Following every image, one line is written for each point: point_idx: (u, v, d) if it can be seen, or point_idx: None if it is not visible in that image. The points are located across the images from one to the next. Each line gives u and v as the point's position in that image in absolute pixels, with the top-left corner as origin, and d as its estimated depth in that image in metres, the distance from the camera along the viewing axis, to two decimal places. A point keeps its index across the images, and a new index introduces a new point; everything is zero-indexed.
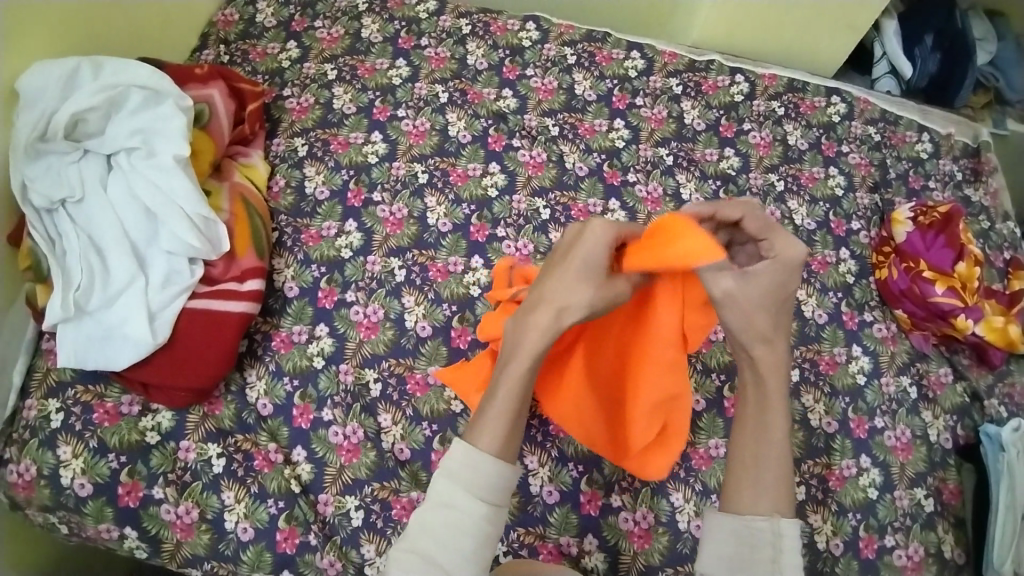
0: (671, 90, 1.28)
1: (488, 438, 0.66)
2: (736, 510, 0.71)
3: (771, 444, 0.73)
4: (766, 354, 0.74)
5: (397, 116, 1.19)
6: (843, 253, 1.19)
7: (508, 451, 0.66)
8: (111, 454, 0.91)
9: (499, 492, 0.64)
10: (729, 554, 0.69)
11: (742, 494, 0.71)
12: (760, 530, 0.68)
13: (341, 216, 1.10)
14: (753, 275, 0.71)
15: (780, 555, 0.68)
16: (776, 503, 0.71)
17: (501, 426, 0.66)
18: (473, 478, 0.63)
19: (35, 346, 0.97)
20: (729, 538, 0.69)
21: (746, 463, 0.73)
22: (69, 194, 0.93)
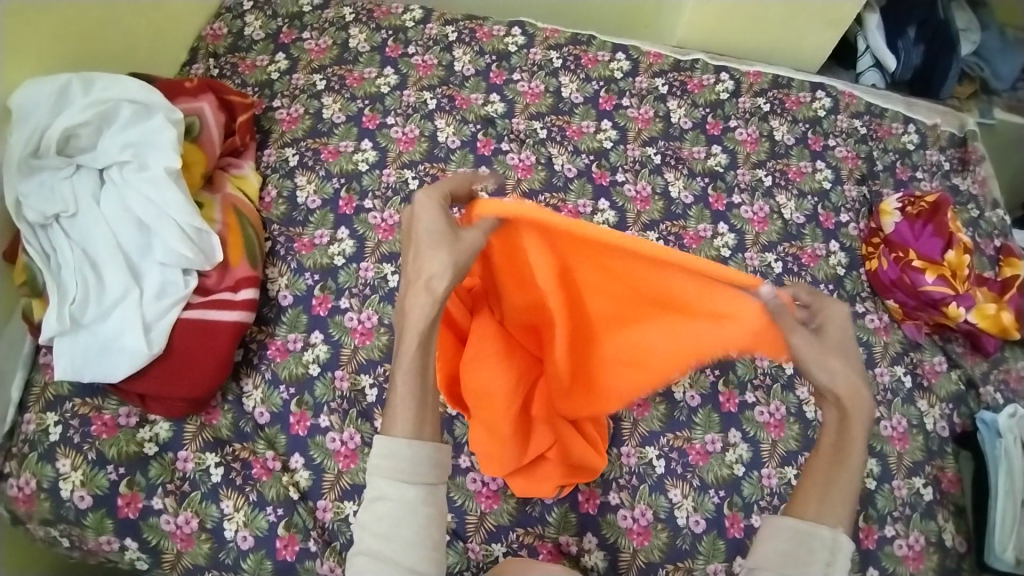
0: (658, 90, 1.29)
1: (401, 424, 0.63)
2: (799, 515, 0.64)
3: (848, 476, 0.64)
4: (852, 398, 0.64)
5: (386, 123, 1.20)
6: (833, 245, 1.20)
7: (426, 430, 0.64)
8: (110, 466, 0.91)
9: (430, 470, 0.62)
10: (784, 557, 0.62)
11: (806, 504, 0.65)
12: (821, 537, 0.63)
13: (333, 224, 1.11)
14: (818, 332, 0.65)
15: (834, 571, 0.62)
16: (840, 519, 0.64)
17: (410, 409, 0.63)
18: (396, 466, 0.61)
19: (32, 359, 0.97)
20: (788, 539, 0.63)
21: (820, 475, 0.65)
22: (62, 208, 0.94)
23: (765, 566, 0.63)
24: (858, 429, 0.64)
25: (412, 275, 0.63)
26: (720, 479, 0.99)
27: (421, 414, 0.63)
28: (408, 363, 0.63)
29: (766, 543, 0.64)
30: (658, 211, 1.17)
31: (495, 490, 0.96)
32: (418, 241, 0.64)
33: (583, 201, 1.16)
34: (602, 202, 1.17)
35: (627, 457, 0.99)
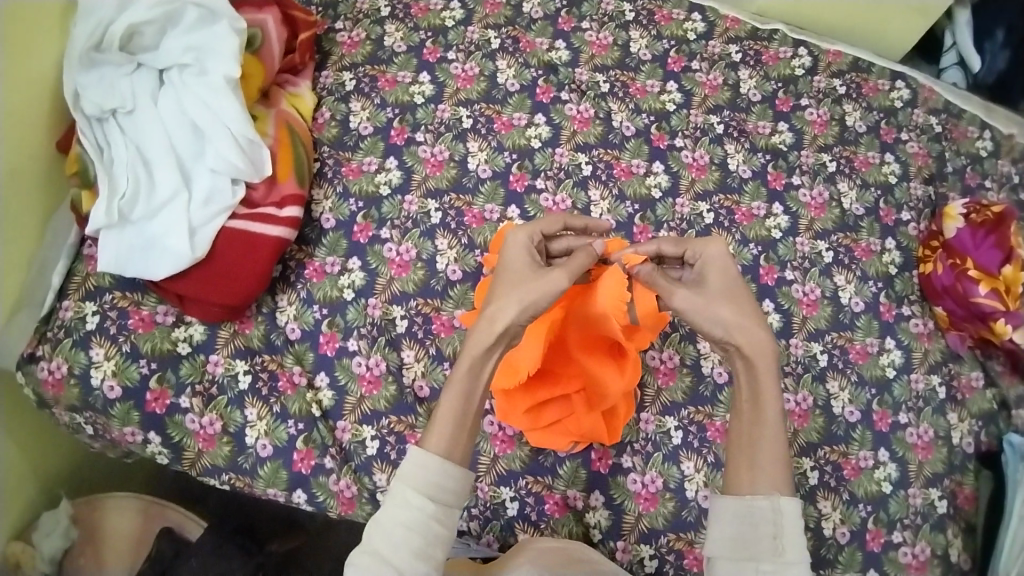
0: (730, 57, 1.23)
1: (436, 440, 0.70)
2: (736, 491, 0.71)
3: (768, 435, 0.73)
4: (746, 341, 0.75)
5: (446, 58, 1.17)
6: (888, 242, 1.16)
7: (457, 452, 0.70)
8: (142, 360, 0.93)
9: (451, 495, 0.67)
10: (733, 541, 0.68)
11: (742, 479, 0.72)
12: (761, 509, 0.69)
13: (383, 153, 1.10)
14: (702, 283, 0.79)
15: (784, 539, 0.68)
16: (776, 482, 0.71)
17: (446, 428, 0.70)
18: (421, 480, 0.66)
19: (75, 250, 0.99)
20: (733, 522, 0.69)
21: (743, 446, 0.74)
22: (119, 104, 0.94)
23: (721, 553, 0.69)
24: (767, 379, 0.74)
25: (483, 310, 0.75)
26: None
27: (455, 438, 0.70)
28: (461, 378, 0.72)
29: (715, 529, 0.70)
30: (713, 181, 1.14)
31: (510, 436, 0.97)
32: (504, 271, 0.78)
33: (637, 161, 1.13)
34: (656, 165, 1.13)
35: (645, 423, 0.99)
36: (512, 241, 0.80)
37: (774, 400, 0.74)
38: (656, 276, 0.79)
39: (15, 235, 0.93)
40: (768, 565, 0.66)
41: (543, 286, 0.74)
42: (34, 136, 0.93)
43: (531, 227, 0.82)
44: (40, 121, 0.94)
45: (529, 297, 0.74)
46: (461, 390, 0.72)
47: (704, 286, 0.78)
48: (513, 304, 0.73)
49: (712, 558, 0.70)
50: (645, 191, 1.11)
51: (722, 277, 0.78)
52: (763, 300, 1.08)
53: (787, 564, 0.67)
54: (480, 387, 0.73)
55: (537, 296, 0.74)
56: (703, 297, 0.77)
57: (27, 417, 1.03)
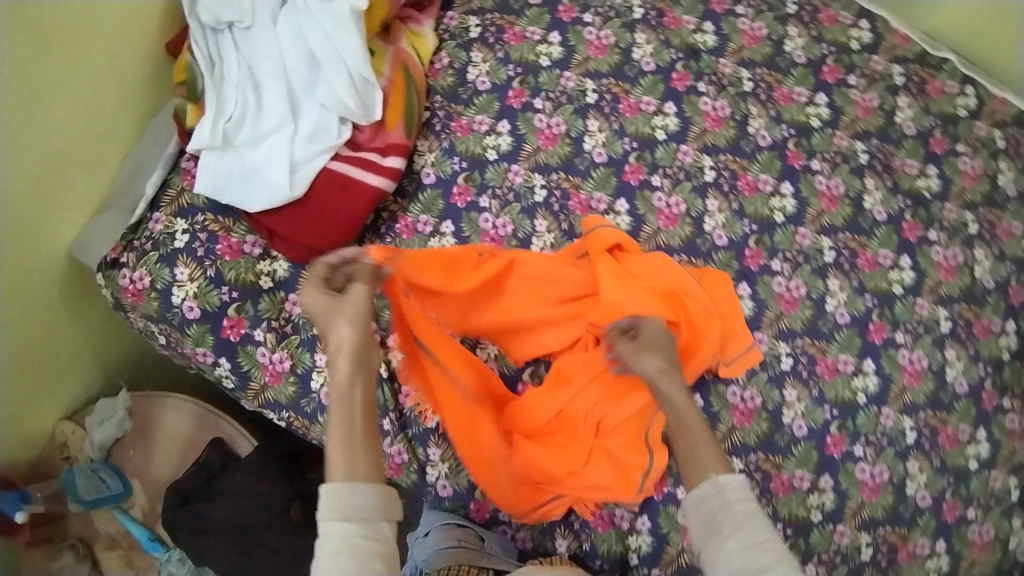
0: (892, 78, 1.08)
1: (335, 466, 0.70)
2: (691, 482, 0.76)
3: (693, 429, 0.80)
4: (667, 380, 0.84)
5: (582, 20, 1.07)
6: (1010, 324, 1.02)
7: (359, 466, 0.70)
8: (224, 287, 0.92)
9: (369, 509, 0.67)
10: (704, 524, 0.72)
11: (691, 474, 0.76)
12: (706, 489, 0.74)
13: (496, 113, 1.02)
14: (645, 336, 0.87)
15: (736, 504, 0.71)
16: (714, 463, 0.76)
17: (338, 449, 0.71)
18: (339, 505, 0.66)
19: (173, 162, 0.97)
20: (698, 512, 0.73)
21: (682, 448, 0.79)
22: (238, 18, 0.89)
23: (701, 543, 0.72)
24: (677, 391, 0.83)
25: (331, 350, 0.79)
26: (794, 517, 0.95)
27: (350, 455, 0.70)
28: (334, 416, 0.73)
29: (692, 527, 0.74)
30: (843, 216, 1.03)
31: None
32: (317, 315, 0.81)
33: (766, 176, 1.03)
34: (786, 185, 1.03)
35: None
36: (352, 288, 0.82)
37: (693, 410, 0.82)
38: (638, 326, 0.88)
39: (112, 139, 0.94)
40: (734, 529, 0.69)
41: (348, 305, 0.80)
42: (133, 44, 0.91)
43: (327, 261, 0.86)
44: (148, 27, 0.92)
45: (341, 311, 0.79)
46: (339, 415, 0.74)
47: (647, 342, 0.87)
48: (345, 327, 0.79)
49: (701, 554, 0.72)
50: (767, 212, 1.02)
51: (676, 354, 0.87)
52: (865, 357, 0.99)
53: (750, 522, 0.69)
54: (356, 412, 0.74)
55: (353, 312, 0.80)
56: (636, 343, 0.87)
57: (89, 308, 1.04)
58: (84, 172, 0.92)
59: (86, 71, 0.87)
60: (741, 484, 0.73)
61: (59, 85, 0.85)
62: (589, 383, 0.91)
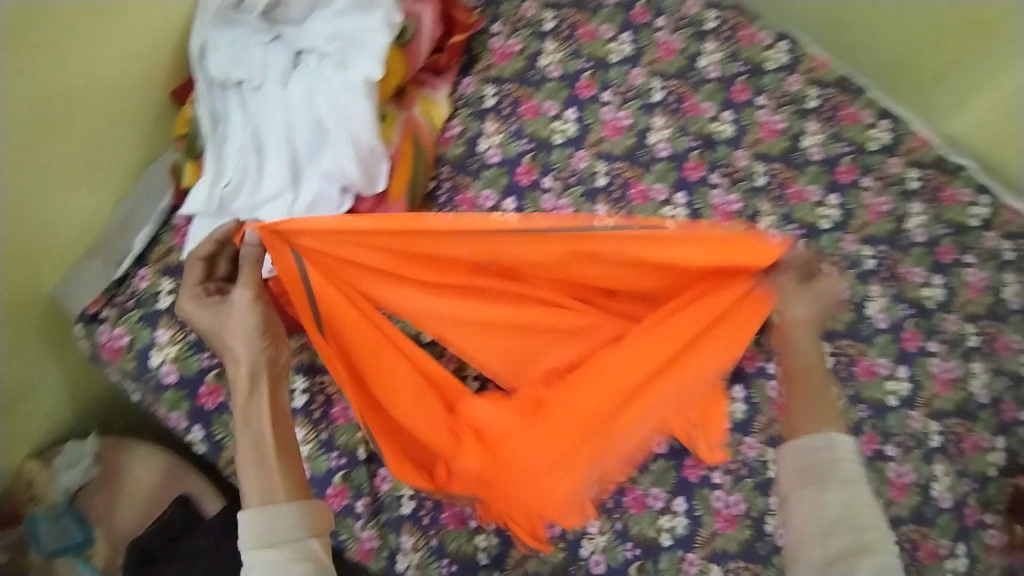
0: (907, 184, 1.06)
1: (251, 494, 0.60)
2: (795, 433, 0.68)
3: (818, 386, 0.73)
4: (801, 334, 0.78)
5: (600, 98, 1.04)
6: (1000, 441, 1.00)
7: (278, 484, 0.61)
8: (205, 352, 0.88)
9: (295, 529, 0.59)
10: (805, 471, 0.64)
11: (799, 424, 0.68)
12: (817, 444, 0.65)
13: (503, 190, 0.99)
14: (808, 293, 0.79)
15: (843, 467, 0.64)
16: (830, 420, 0.68)
17: (254, 477, 0.62)
18: (261, 530, 0.58)
19: (165, 217, 0.92)
20: (798, 462, 0.65)
21: (801, 396, 0.72)
22: (246, 77, 0.84)
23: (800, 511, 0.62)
24: (812, 345, 0.77)
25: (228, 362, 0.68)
26: None
27: (267, 479, 0.61)
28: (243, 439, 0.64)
29: (788, 491, 0.64)
30: (845, 322, 1.04)
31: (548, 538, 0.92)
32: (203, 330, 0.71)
33: None
34: None
35: (688, 562, 0.93)
36: (235, 294, 0.70)
37: (818, 359, 0.76)
38: (800, 285, 0.79)
39: (104, 178, 0.88)
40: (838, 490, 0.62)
41: (240, 311, 0.68)
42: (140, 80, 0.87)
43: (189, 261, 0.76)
44: (157, 71, 0.88)
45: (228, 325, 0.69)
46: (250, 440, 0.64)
47: (819, 293, 0.80)
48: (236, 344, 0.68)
49: (790, 510, 0.64)
50: None
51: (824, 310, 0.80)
52: None
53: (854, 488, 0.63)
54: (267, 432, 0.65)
55: (240, 319, 0.68)
56: (801, 286, 0.80)
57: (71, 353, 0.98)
58: (65, 205, 0.84)
59: (88, 95, 0.82)
60: (850, 449, 0.65)
61: (51, 106, 0.79)
62: (578, 449, 0.86)
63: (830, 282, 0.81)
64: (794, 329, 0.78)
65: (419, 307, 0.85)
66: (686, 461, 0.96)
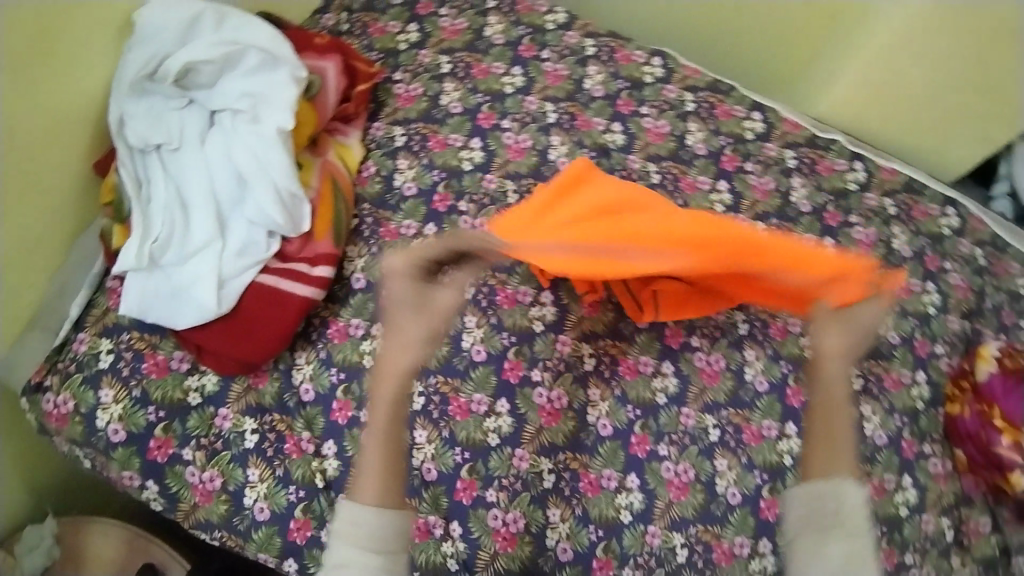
0: (785, 162, 1.20)
1: (366, 494, 0.80)
2: (817, 477, 0.80)
3: (844, 443, 0.83)
4: (829, 365, 0.86)
5: (500, 126, 1.14)
6: (919, 374, 1.14)
7: (389, 498, 0.81)
8: (151, 407, 0.90)
9: (395, 539, 0.79)
10: (803, 517, 0.78)
11: (813, 470, 0.82)
12: (825, 496, 0.78)
13: (423, 218, 1.05)
14: (853, 319, 0.84)
15: (844, 516, 0.76)
16: (849, 470, 0.80)
17: (376, 483, 0.82)
18: (373, 535, 0.78)
19: (99, 280, 0.96)
20: (804, 503, 0.78)
21: (819, 453, 0.83)
22: (165, 140, 0.91)
23: (796, 530, 0.78)
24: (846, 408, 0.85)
25: (381, 374, 0.88)
26: None
27: (383, 489, 0.81)
28: (377, 434, 0.86)
29: (790, 510, 0.80)
30: None
31: (513, 533, 0.95)
32: (394, 309, 0.87)
33: None
34: None
35: (652, 536, 0.96)
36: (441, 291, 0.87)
37: (847, 433, 0.83)
38: (863, 318, 0.84)
39: (44, 249, 0.93)
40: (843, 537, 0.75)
41: (425, 320, 0.86)
42: (73, 153, 0.93)
43: (407, 262, 0.88)
44: (80, 147, 0.93)
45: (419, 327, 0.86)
46: (382, 447, 0.86)
47: (850, 323, 0.84)
48: (408, 360, 0.87)
49: (792, 538, 0.79)
50: None
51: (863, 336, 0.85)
52: (787, 422, 1.01)
53: (852, 535, 0.75)
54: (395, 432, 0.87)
55: (436, 317, 0.86)
56: (835, 318, 0.85)
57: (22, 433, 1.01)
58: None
59: (26, 175, 0.88)
60: (852, 496, 0.78)
61: None
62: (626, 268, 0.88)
63: (877, 312, 0.84)
64: (826, 339, 0.86)
65: (536, 249, 0.90)
66: (631, 440, 1.00)
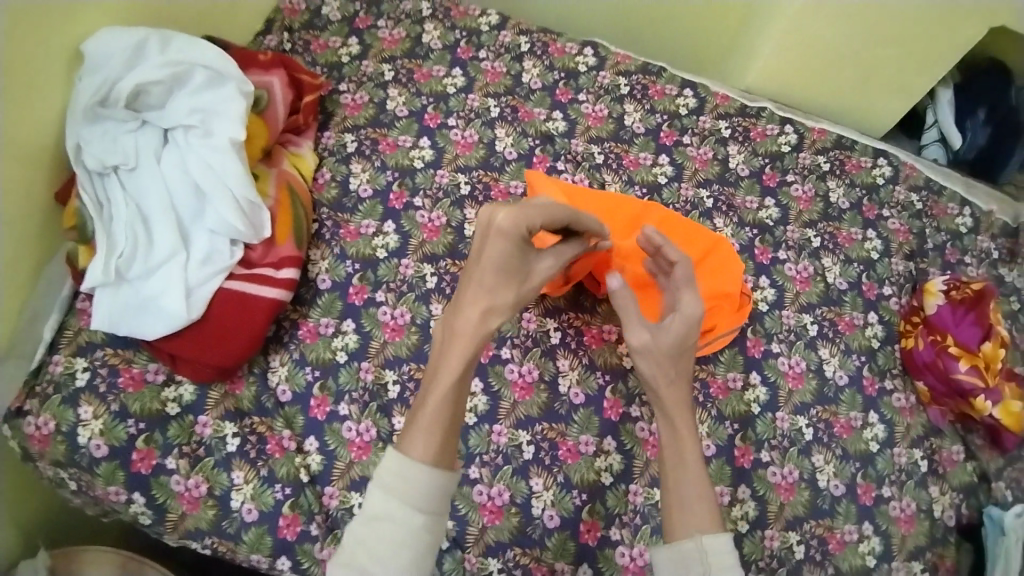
0: (720, 133, 1.27)
1: (423, 448, 0.74)
2: (677, 536, 0.81)
3: (690, 470, 0.86)
4: (669, 395, 0.91)
5: (446, 124, 1.20)
6: (871, 316, 1.18)
7: (444, 458, 0.75)
8: (130, 420, 0.92)
9: (435, 501, 0.73)
10: (674, 574, 0.79)
11: (675, 526, 0.82)
12: (689, 549, 0.79)
13: (381, 216, 1.11)
14: (664, 329, 0.93)
15: (714, 571, 0.77)
16: (707, 516, 0.82)
17: (434, 435, 0.76)
18: (413, 486, 0.72)
19: (69, 303, 0.98)
20: (674, 563, 0.79)
21: (677, 489, 0.85)
22: (122, 161, 0.95)
23: None
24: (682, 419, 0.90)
25: (473, 329, 0.82)
26: None
27: (440, 447, 0.75)
28: (444, 384, 0.79)
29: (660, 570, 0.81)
30: None
31: (499, 506, 0.97)
32: (483, 263, 0.83)
33: None
34: None
35: (634, 494, 1.00)
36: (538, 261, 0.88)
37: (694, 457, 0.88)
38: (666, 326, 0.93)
39: (18, 272, 0.94)
40: None
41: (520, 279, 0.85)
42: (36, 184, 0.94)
43: (529, 215, 0.81)
44: (42, 174, 0.95)
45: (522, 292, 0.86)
46: (449, 392, 0.79)
47: (667, 341, 0.92)
48: (504, 301, 0.84)
49: None
50: None
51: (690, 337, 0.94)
52: (750, 371, 1.10)
53: None
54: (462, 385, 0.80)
55: (528, 287, 0.87)
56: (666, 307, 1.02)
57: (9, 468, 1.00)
58: None
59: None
60: (724, 544, 0.80)
61: None
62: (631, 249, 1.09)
63: (685, 321, 0.94)
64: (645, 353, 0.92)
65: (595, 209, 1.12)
66: (604, 404, 1.04)
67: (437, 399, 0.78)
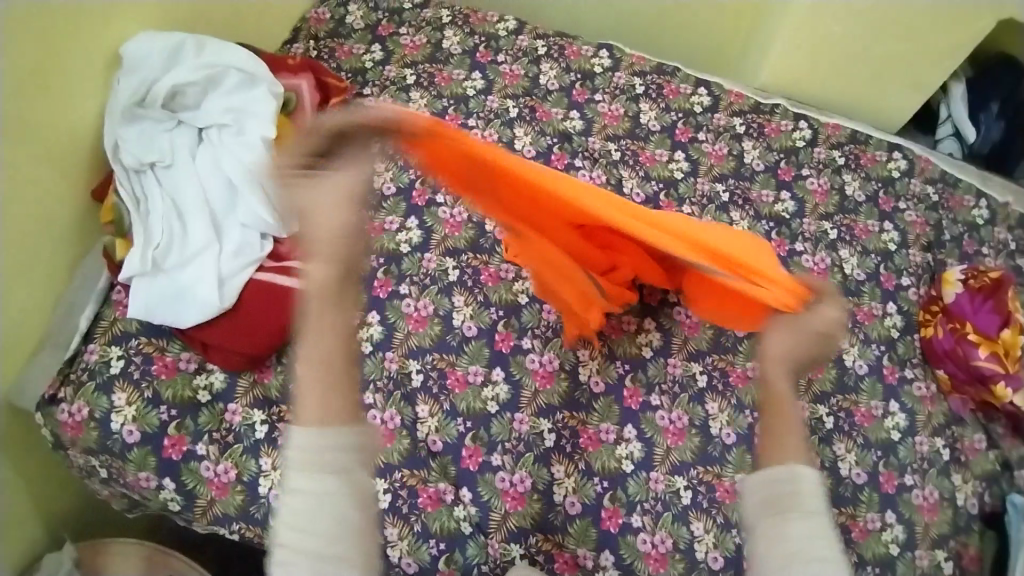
0: (734, 129, 1.29)
1: (307, 412, 0.69)
2: (768, 465, 0.82)
3: (792, 422, 0.86)
4: (777, 368, 0.89)
5: (467, 124, 1.23)
6: (890, 306, 1.19)
7: (333, 412, 0.69)
8: (162, 406, 0.95)
9: (345, 455, 0.68)
10: (765, 501, 0.79)
11: (771, 458, 0.83)
12: (782, 478, 0.79)
13: (404, 213, 1.14)
14: (804, 323, 0.88)
15: (804, 497, 0.78)
16: (798, 457, 0.82)
17: (314, 397, 0.70)
18: (317, 450, 0.67)
19: (104, 295, 1.02)
20: (762, 490, 0.80)
21: (776, 435, 0.85)
22: (159, 158, 0.99)
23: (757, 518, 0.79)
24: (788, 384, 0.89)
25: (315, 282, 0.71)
26: None
27: (321, 409, 0.69)
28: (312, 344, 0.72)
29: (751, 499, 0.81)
30: None
31: (522, 493, 0.98)
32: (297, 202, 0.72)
33: None
34: None
35: (655, 482, 1.00)
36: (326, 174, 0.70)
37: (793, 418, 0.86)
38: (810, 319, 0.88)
39: (55, 266, 0.98)
40: (796, 514, 0.76)
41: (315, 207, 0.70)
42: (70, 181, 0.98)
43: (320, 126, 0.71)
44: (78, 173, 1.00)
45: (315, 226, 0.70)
46: (321, 356, 0.71)
47: (803, 327, 0.88)
48: (335, 232, 0.70)
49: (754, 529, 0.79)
50: None
51: (818, 343, 0.88)
52: None
53: (810, 513, 0.76)
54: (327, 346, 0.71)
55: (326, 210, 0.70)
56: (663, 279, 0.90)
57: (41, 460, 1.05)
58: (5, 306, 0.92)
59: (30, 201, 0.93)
60: (810, 481, 0.79)
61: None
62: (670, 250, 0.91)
63: (825, 315, 0.88)
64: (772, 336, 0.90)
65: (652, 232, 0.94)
66: (624, 393, 1.05)
67: (306, 354, 0.71)
